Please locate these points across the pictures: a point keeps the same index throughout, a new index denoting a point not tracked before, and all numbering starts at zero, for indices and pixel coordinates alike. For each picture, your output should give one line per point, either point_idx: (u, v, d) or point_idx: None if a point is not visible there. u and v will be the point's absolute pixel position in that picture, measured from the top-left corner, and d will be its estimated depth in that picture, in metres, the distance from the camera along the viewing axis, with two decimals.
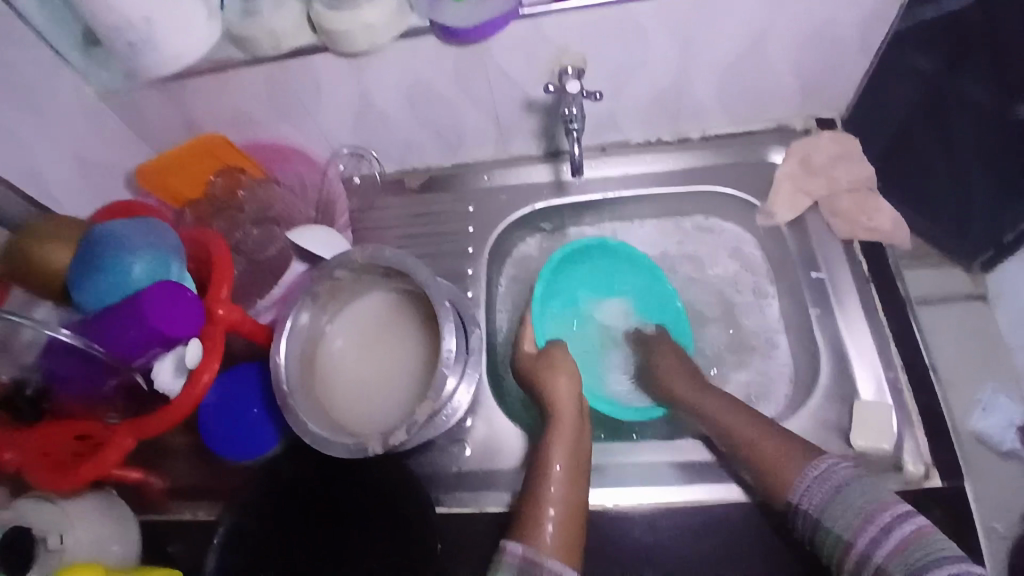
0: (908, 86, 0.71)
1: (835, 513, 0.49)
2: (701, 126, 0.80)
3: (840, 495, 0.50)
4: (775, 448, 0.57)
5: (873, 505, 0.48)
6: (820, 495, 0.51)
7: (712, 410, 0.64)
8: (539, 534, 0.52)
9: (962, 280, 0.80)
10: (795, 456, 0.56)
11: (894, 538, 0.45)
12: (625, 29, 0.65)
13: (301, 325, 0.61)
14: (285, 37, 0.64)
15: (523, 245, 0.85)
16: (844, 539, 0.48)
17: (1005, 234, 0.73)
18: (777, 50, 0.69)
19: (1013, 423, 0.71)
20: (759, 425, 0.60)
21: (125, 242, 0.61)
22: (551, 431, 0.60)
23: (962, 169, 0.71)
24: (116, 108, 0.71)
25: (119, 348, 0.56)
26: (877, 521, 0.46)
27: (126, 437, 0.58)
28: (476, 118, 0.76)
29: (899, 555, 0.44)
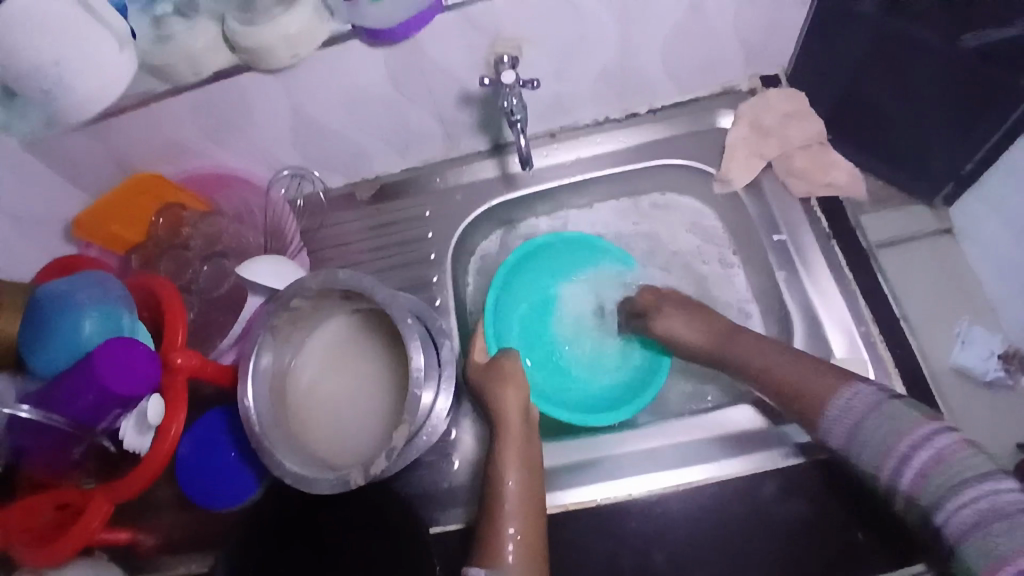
0: (847, 32, 0.69)
1: (861, 443, 0.52)
2: (649, 100, 0.79)
3: (860, 425, 0.52)
4: (818, 382, 0.57)
5: (894, 435, 0.49)
6: (842, 430, 0.53)
7: (745, 354, 0.64)
8: (500, 556, 0.54)
9: (926, 217, 0.79)
10: (825, 386, 0.56)
11: (917, 466, 0.47)
12: (559, 9, 0.64)
13: (263, 367, 0.58)
14: (205, 60, 0.61)
15: (483, 244, 0.84)
16: (871, 469, 0.51)
17: (962, 168, 0.73)
18: (716, 13, 0.68)
19: (992, 352, 0.71)
20: (792, 356, 0.61)
21: (69, 300, 0.58)
22: (500, 442, 0.61)
23: (911, 109, 0.70)
24: (42, 158, 0.67)
25: (78, 414, 0.54)
26: (896, 452, 0.49)
27: (102, 503, 0.56)
28: (419, 118, 0.73)
29: (923, 481, 0.47)
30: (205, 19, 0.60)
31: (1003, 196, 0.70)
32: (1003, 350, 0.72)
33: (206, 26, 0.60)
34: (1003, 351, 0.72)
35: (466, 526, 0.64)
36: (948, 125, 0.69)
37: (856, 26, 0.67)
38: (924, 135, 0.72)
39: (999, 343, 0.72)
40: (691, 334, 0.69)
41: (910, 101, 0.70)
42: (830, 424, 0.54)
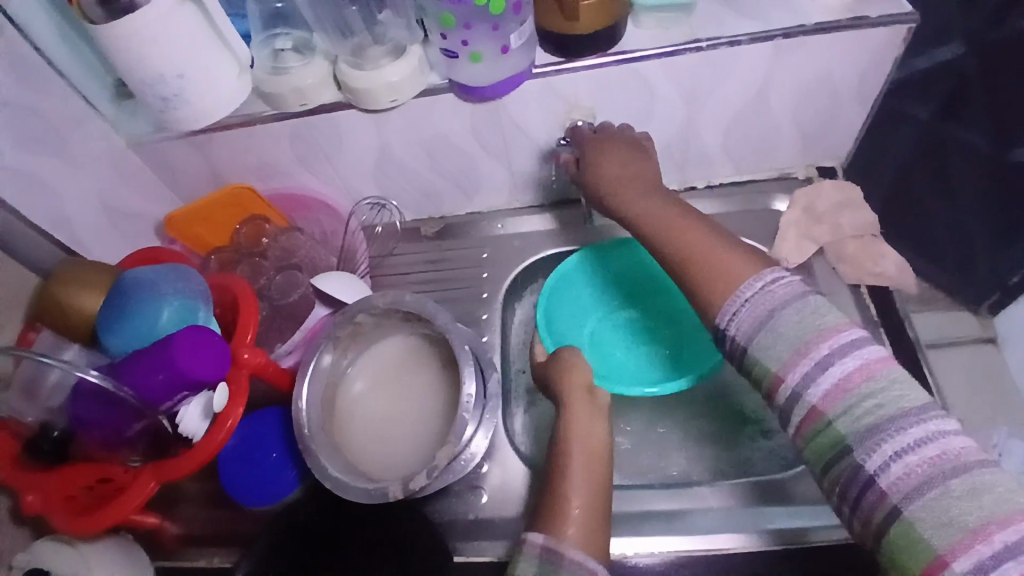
0: (896, 131, 0.77)
1: (772, 334, 0.46)
2: (706, 176, 0.84)
3: (773, 319, 0.46)
4: (727, 262, 0.54)
5: (810, 334, 0.44)
6: (749, 318, 0.48)
7: (649, 209, 0.63)
8: (562, 526, 0.53)
9: (972, 325, 0.90)
10: (738, 269, 0.53)
11: (823, 385, 0.43)
12: (634, 84, 0.69)
13: (323, 365, 0.63)
14: (312, 94, 0.68)
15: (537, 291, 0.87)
16: (772, 370, 0.46)
17: (1009, 277, 0.82)
18: (778, 102, 0.73)
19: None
20: (710, 240, 0.57)
21: (154, 288, 0.63)
22: (567, 419, 0.63)
23: (953, 202, 0.79)
24: (145, 159, 0.74)
25: (146, 392, 0.57)
26: (811, 354, 0.44)
27: (148, 481, 0.58)
28: (489, 167, 0.79)
29: (840, 402, 0.43)
30: (319, 58, 0.67)
31: None
32: None
33: (318, 65, 0.67)
34: None
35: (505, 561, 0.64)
36: (990, 228, 0.77)
37: (906, 127, 0.77)
38: (969, 235, 0.80)
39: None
40: (614, 174, 0.67)
41: (952, 203, 0.79)
42: (727, 318, 0.50)
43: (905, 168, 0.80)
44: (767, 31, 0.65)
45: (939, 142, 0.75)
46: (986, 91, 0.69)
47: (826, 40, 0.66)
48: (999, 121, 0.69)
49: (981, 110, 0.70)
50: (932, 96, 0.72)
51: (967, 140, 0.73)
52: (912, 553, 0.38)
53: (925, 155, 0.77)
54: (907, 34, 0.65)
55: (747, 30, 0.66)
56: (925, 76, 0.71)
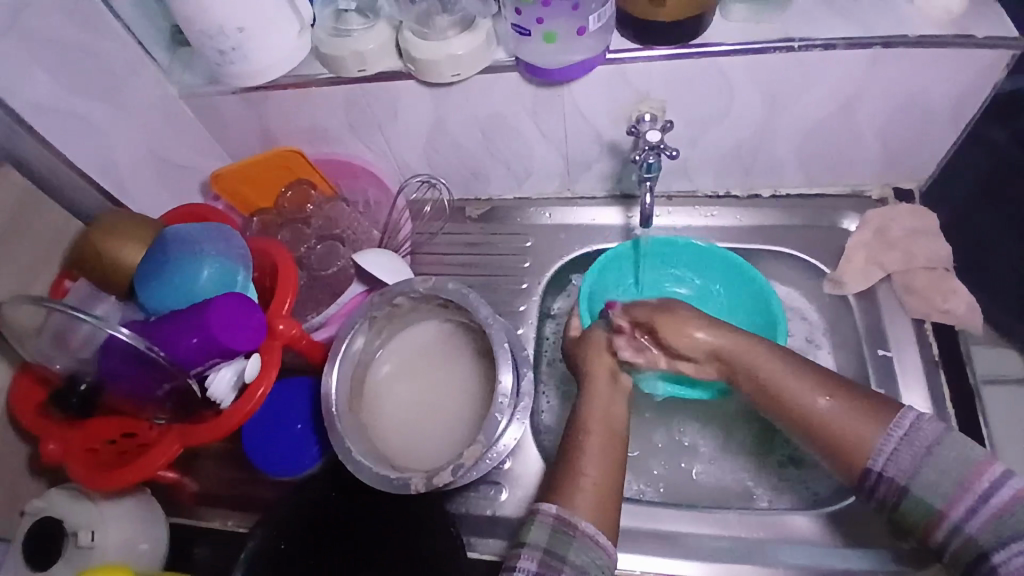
0: (972, 152, 0.69)
1: (933, 469, 0.50)
2: (773, 184, 0.79)
3: (930, 458, 0.50)
4: (842, 403, 0.55)
5: (970, 468, 0.49)
6: (906, 458, 0.51)
7: (772, 368, 0.59)
8: (573, 497, 0.55)
9: None
10: (868, 425, 0.53)
11: (993, 505, 0.47)
12: (712, 80, 0.64)
13: (354, 349, 0.61)
14: (371, 59, 0.65)
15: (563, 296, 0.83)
16: (935, 509, 0.49)
17: None
18: (864, 114, 0.67)
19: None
20: (841, 395, 0.56)
21: (195, 247, 0.62)
22: (587, 395, 0.63)
23: None
24: (196, 110, 0.72)
25: (179, 354, 0.57)
26: (975, 489, 0.48)
27: (173, 443, 0.58)
28: (546, 154, 0.75)
29: (993, 523, 0.47)
30: (383, 22, 0.64)
31: None
32: None
33: (381, 29, 0.64)
34: None
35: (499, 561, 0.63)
36: None
37: (987, 146, 0.67)
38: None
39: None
40: (709, 343, 0.62)
41: None
42: (880, 466, 0.52)
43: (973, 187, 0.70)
44: (866, 39, 0.60)
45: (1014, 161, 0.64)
46: None
47: (931, 54, 0.60)
48: None
49: None
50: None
51: None
52: None
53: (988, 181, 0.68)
54: (1013, 58, 0.60)
55: (845, 34, 0.60)
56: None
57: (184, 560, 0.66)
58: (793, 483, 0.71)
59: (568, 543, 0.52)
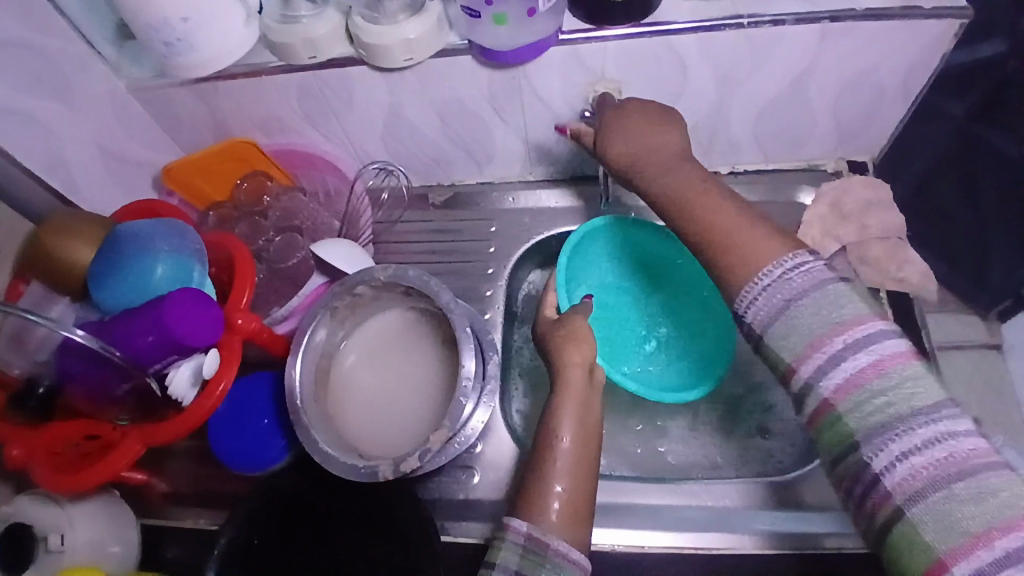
0: (924, 132, 0.74)
1: (792, 326, 0.43)
2: (730, 161, 0.79)
3: (789, 309, 0.44)
4: (751, 228, 0.50)
5: (833, 325, 0.41)
6: (768, 306, 0.45)
7: (663, 184, 0.56)
8: (541, 511, 0.53)
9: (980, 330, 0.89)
10: (767, 247, 0.48)
11: (846, 372, 0.40)
12: (666, 58, 0.65)
13: (318, 340, 0.61)
14: (323, 45, 0.63)
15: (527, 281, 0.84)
16: (786, 363, 0.43)
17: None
18: (818, 90, 0.68)
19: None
20: (738, 212, 0.52)
21: (147, 243, 0.61)
22: (560, 397, 0.60)
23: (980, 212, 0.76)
24: (145, 103, 0.70)
25: (134, 353, 0.55)
26: (824, 349, 0.41)
27: (135, 442, 0.57)
28: (506, 138, 0.75)
29: (853, 391, 0.40)
30: (332, 9, 0.63)
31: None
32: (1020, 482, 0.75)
33: (331, 14, 0.62)
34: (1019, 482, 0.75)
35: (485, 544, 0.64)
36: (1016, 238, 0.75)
37: (938, 126, 0.73)
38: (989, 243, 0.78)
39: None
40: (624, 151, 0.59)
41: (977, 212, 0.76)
42: (742, 305, 0.47)
43: (928, 169, 0.77)
44: (815, 13, 0.60)
45: (970, 140, 0.71)
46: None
47: (880, 28, 0.61)
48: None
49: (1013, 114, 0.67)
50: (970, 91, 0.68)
51: (997, 144, 0.70)
52: (910, 554, 0.37)
53: (951, 158, 0.74)
54: (961, 29, 0.61)
55: (794, 10, 0.61)
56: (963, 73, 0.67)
57: (156, 562, 0.65)
58: (757, 452, 0.73)
59: (540, 564, 0.50)
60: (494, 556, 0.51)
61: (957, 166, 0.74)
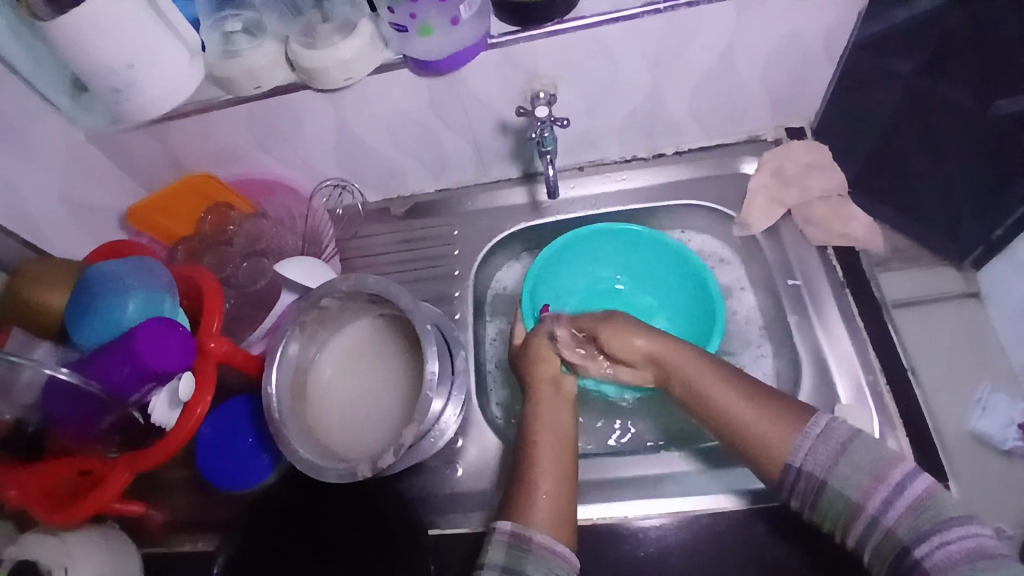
0: (879, 88, 0.72)
1: (848, 466, 0.52)
2: (675, 142, 0.82)
3: (845, 454, 0.53)
4: (768, 419, 0.56)
5: (879, 464, 0.52)
6: (823, 454, 0.53)
7: (703, 384, 0.60)
8: (528, 514, 0.57)
9: (954, 280, 0.83)
10: (790, 417, 0.56)
11: (906, 498, 0.50)
12: (593, 51, 0.68)
13: (290, 354, 0.63)
14: (265, 75, 0.67)
15: (495, 279, 0.86)
16: (851, 503, 0.51)
17: (994, 231, 0.76)
18: (743, 63, 0.71)
19: (1011, 420, 0.76)
20: (734, 389, 0.59)
21: (119, 281, 0.63)
22: (537, 407, 0.66)
23: (942, 155, 0.72)
24: (103, 149, 0.73)
25: (112, 384, 0.58)
26: (888, 480, 0.51)
27: (123, 471, 0.59)
28: (455, 144, 0.78)
29: (910, 514, 0.49)
30: (270, 38, 0.66)
31: (1006, 290, 0.78)
32: None
33: (270, 44, 0.66)
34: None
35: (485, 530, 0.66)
36: (982, 185, 0.71)
37: (891, 85, 0.71)
38: (955, 185, 0.74)
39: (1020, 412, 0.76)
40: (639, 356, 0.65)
41: (937, 161, 0.73)
42: (798, 462, 0.54)
43: (891, 122, 0.73)
44: None
45: (927, 96, 0.69)
46: (975, 46, 0.62)
47: None
48: (986, 75, 0.63)
49: (970, 59, 0.63)
50: (919, 48, 0.66)
51: (951, 97, 0.67)
52: None
53: (912, 111, 0.71)
54: None
55: None
56: (905, 30, 0.65)
57: None
58: None
59: (524, 557, 0.54)
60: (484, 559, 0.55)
61: (917, 119, 0.71)
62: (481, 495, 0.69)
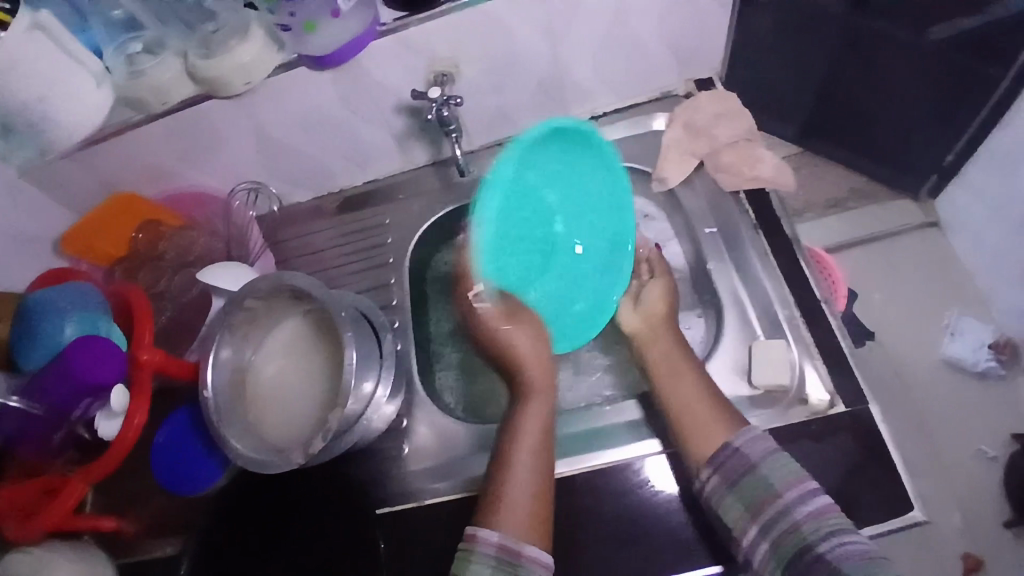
0: (809, 40, 0.77)
1: (767, 471, 0.54)
2: (589, 106, 0.84)
3: (771, 457, 0.55)
4: (714, 413, 0.61)
5: (795, 477, 0.54)
6: (756, 450, 0.56)
7: (675, 378, 0.65)
8: (503, 513, 0.56)
9: (915, 212, 0.93)
10: (727, 421, 0.60)
11: (815, 505, 0.52)
12: (484, 28, 0.69)
13: (223, 357, 0.65)
14: (171, 90, 0.69)
15: (436, 260, 0.87)
16: (773, 490, 0.53)
17: (946, 156, 0.84)
18: (635, 22, 0.73)
19: (982, 342, 0.85)
20: (700, 384, 0.64)
21: (51, 308, 0.65)
22: (518, 399, 0.64)
23: (884, 93, 0.80)
24: (40, 184, 0.74)
25: (55, 402, 0.61)
26: (801, 486, 0.53)
27: (78, 484, 0.62)
28: (372, 135, 0.80)
29: (817, 518, 0.52)
30: (171, 54, 0.67)
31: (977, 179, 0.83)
32: (995, 340, 0.85)
33: (171, 61, 0.67)
34: (994, 340, 0.85)
35: (439, 503, 0.67)
36: (930, 116, 0.80)
37: (821, 27, 0.75)
38: (907, 124, 0.83)
39: (989, 332, 0.85)
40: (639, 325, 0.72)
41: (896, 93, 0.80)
42: (739, 443, 0.57)
43: (831, 69, 0.80)
44: None
45: (855, 35, 0.75)
46: None
47: None
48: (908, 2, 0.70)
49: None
50: None
51: (887, 30, 0.73)
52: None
53: (845, 56, 0.78)
54: None
55: None
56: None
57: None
58: None
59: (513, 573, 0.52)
60: (466, 568, 0.54)
61: (848, 59, 0.78)
62: (424, 473, 0.70)
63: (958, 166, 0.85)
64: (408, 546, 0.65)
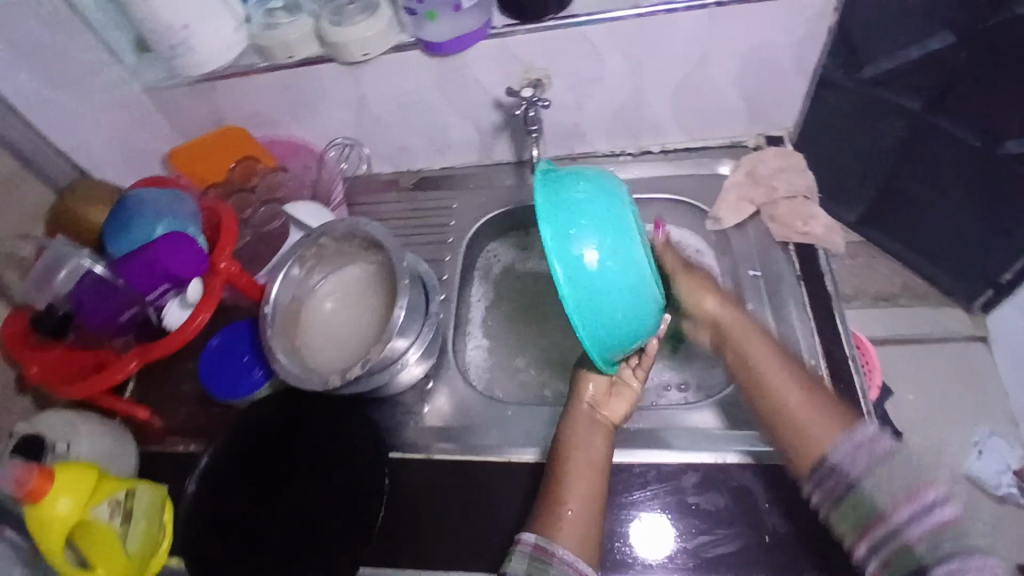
0: (885, 119, 0.92)
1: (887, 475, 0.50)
2: (660, 140, 0.90)
3: (887, 462, 0.51)
4: (820, 418, 0.60)
5: (912, 486, 0.49)
6: (859, 457, 0.53)
7: (760, 355, 0.67)
8: (555, 526, 0.59)
9: (966, 321, 1.01)
10: (829, 424, 0.59)
11: (925, 526, 0.48)
12: (580, 46, 0.76)
13: (288, 279, 0.72)
14: (297, 47, 0.78)
15: (490, 251, 0.94)
16: (877, 512, 0.49)
17: (1001, 273, 0.94)
18: (718, 69, 0.79)
19: (1005, 466, 0.91)
20: (797, 377, 0.64)
21: (150, 206, 0.73)
22: (568, 427, 0.67)
23: (941, 189, 0.92)
24: (155, 102, 0.84)
25: (136, 282, 0.70)
26: (917, 501, 0.49)
27: (131, 360, 0.69)
28: (458, 124, 0.87)
29: (929, 542, 0.47)
30: (304, 16, 0.77)
31: None
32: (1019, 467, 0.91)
33: (304, 22, 0.77)
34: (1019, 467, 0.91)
35: (444, 460, 0.71)
36: (985, 220, 0.90)
37: (902, 116, 0.90)
38: (958, 223, 0.94)
39: (1015, 457, 0.92)
40: (709, 314, 0.72)
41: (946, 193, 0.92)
42: (840, 458, 0.54)
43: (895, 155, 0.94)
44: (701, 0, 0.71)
45: (919, 131, 0.89)
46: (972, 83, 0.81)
47: (762, 8, 0.72)
48: (982, 114, 0.82)
49: (963, 106, 0.84)
50: (928, 87, 0.85)
51: (953, 131, 0.86)
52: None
53: (906, 146, 0.92)
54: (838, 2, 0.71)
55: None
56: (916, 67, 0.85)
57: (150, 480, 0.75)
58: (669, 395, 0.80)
59: (545, 571, 0.56)
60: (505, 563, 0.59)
61: (909, 151, 0.92)
62: (436, 433, 0.74)
63: (1012, 285, 0.94)
64: (410, 492, 0.70)
